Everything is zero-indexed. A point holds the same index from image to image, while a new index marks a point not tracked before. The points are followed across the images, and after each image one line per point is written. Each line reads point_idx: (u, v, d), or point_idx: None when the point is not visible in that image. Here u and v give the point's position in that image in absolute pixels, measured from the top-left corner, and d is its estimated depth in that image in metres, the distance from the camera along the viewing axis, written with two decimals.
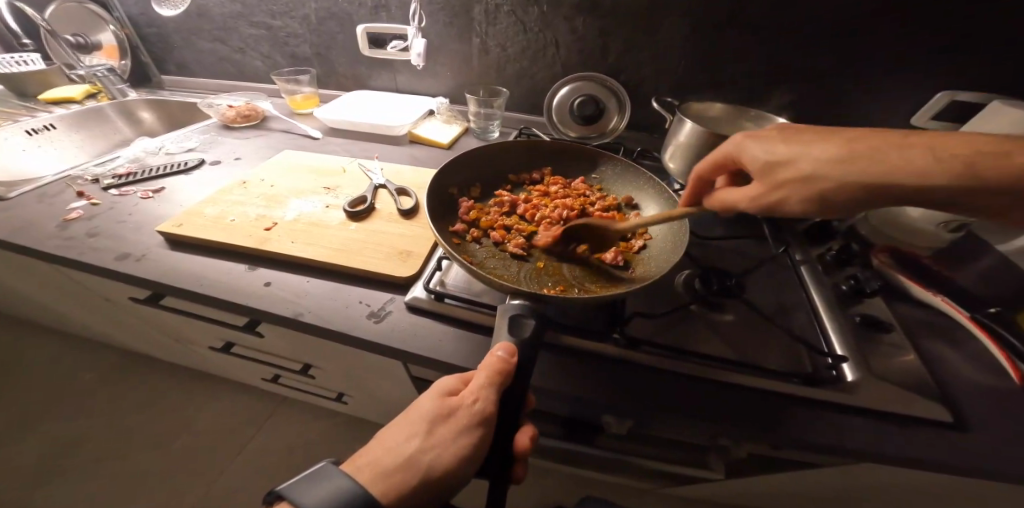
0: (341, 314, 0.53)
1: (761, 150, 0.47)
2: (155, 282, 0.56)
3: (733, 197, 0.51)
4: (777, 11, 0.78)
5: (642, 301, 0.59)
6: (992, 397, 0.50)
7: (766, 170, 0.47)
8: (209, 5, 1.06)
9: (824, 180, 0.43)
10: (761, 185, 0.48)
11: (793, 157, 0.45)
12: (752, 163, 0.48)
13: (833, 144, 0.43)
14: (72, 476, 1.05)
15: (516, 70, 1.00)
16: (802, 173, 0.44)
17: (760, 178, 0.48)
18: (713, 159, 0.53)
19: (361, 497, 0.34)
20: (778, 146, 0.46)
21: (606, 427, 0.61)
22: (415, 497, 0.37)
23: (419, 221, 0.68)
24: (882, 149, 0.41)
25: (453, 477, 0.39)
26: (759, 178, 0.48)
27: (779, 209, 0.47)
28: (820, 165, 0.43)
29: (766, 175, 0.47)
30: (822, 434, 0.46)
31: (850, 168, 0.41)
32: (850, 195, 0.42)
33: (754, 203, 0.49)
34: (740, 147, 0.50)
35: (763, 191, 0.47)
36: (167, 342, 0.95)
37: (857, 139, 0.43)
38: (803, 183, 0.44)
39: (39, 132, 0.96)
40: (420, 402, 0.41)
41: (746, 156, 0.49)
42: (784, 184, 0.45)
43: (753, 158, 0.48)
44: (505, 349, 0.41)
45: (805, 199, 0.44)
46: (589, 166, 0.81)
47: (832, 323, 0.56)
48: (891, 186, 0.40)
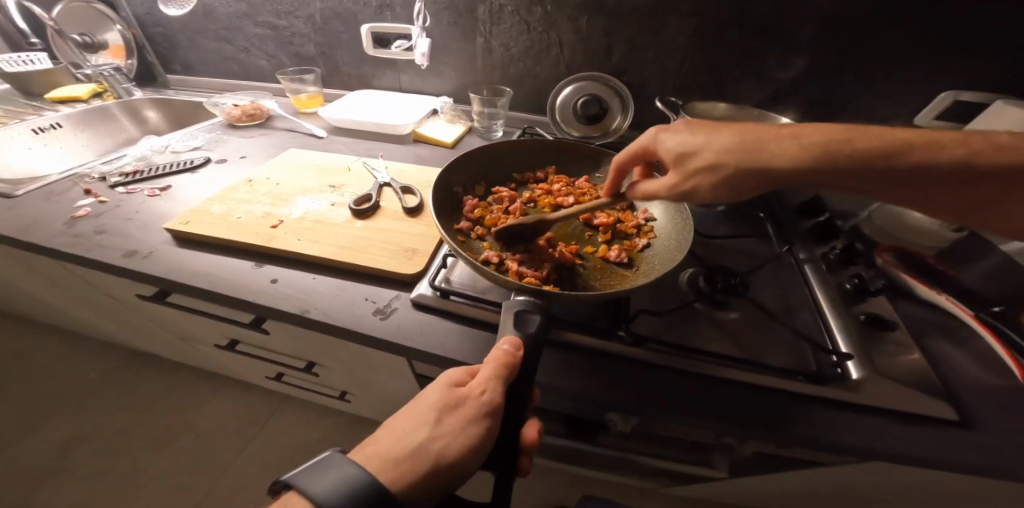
0: (348, 311, 0.53)
1: (673, 141, 0.49)
2: (162, 279, 0.57)
3: (649, 188, 0.52)
4: (781, 11, 0.78)
5: (646, 299, 0.59)
6: (998, 396, 0.50)
7: (679, 160, 0.48)
8: (215, 5, 1.06)
9: (725, 165, 0.45)
10: (673, 174, 0.49)
11: (701, 147, 0.46)
12: (666, 155, 0.50)
13: (731, 134, 0.45)
14: (76, 473, 1.06)
15: (520, 69, 1.00)
16: (707, 162, 0.46)
17: (673, 169, 0.49)
18: (633, 151, 0.56)
19: (372, 484, 0.34)
20: (689, 138, 0.48)
21: (611, 425, 0.61)
22: (423, 485, 0.37)
23: (424, 219, 0.68)
24: (770, 138, 0.43)
25: (461, 467, 0.39)
26: (670, 167, 0.50)
27: (692, 197, 0.48)
28: (722, 153, 0.45)
29: (678, 164, 0.49)
30: (828, 432, 0.46)
31: (745, 155, 0.44)
32: (753, 178, 0.44)
33: (672, 192, 0.49)
34: (655, 140, 0.52)
35: (677, 181, 0.49)
36: (173, 341, 0.96)
37: (755, 130, 0.45)
38: (710, 170, 0.46)
39: (45, 131, 0.98)
40: (428, 392, 0.41)
41: (660, 148, 0.51)
42: (694, 173, 0.47)
43: (668, 149, 0.50)
44: (511, 342, 0.42)
45: (714, 184, 0.46)
46: (593, 165, 0.81)
47: (837, 321, 0.57)
48: (780, 169, 0.42)
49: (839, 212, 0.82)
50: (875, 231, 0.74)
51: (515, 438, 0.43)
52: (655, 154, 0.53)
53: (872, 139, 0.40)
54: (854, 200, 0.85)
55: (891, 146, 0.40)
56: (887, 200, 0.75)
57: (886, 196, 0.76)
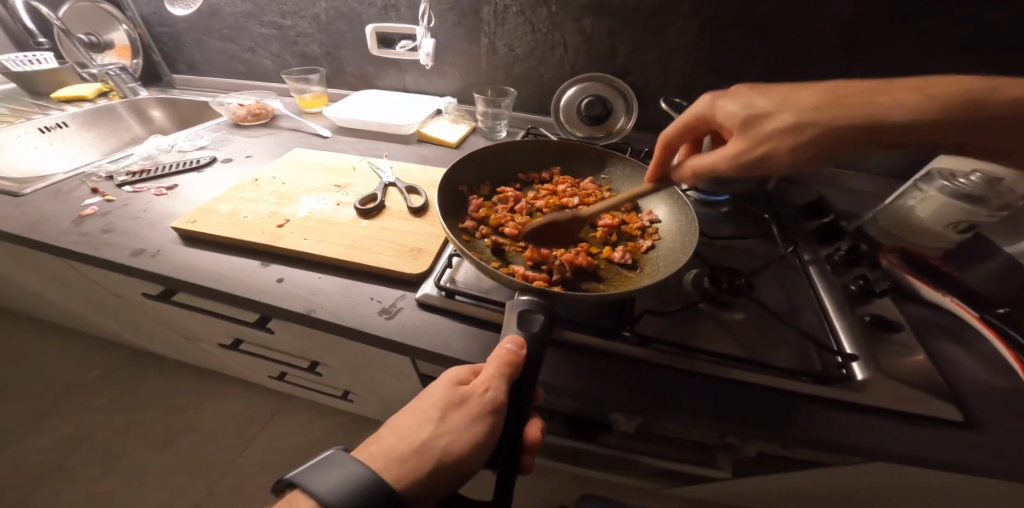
0: (353, 310, 0.54)
1: (734, 106, 0.50)
2: (169, 278, 0.57)
3: (711, 158, 0.52)
4: (786, 12, 0.78)
5: (651, 299, 0.59)
6: (1003, 397, 0.50)
7: (748, 124, 0.48)
8: (220, 5, 1.07)
9: (810, 125, 0.44)
10: (744, 138, 0.49)
11: (775, 109, 0.46)
12: (730, 121, 0.51)
13: (810, 95, 0.45)
14: (80, 471, 1.06)
15: (524, 70, 1.00)
16: (786, 123, 0.45)
17: (739, 136, 0.49)
18: (686, 122, 0.57)
19: (376, 482, 0.34)
20: (756, 102, 0.49)
21: (615, 425, 0.61)
22: (427, 483, 0.38)
23: (429, 219, 0.68)
24: (854, 94, 0.43)
25: (464, 465, 0.39)
26: (738, 134, 0.50)
27: (765, 163, 0.48)
28: (805, 112, 0.44)
29: (747, 128, 0.49)
30: (833, 433, 0.46)
31: (834, 110, 0.43)
32: (833, 139, 0.43)
33: (736, 160, 0.49)
34: (714, 107, 0.53)
35: (743, 148, 0.48)
36: (178, 340, 0.96)
37: (833, 88, 0.45)
38: (793, 131, 0.45)
39: (51, 130, 0.99)
40: (431, 390, 0.42)
41: (720, 113, 0.52)
42: (768, 136, 0.46)
43: (731, 114, 0.50)
44: (514, 341, 0.42)
45: (794, 145, 0.45)
46: (597, 166, 0.81)
47: (841, 322, 0.57)
48: (889, 122, 0.41)
49: (843, 213, 0.81)
50: (880, 232, 0.74)
51: (518, 436, 0.43)
52: (713, 124, 0.55)
53: (954, 88, 0.41)
54: (858, 201, 0.85)
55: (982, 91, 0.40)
56: (891, 201, 0.75)
57: (890, 197, 0.76)
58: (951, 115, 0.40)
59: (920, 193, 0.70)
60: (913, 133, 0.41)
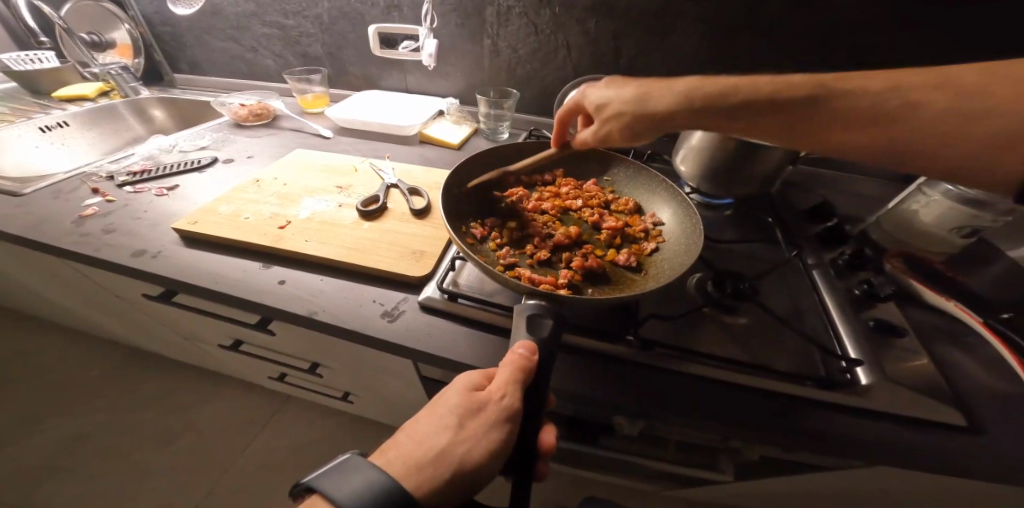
0: (356, 313, 0.53)
1: (595, 95, 0.56)
2: (170, 280, 0.56)
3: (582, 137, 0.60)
4: (790, 15, 0.78)
5: (655, 303, 0.59)
6: (1007, 403, 0.49)
7: (597, 112, 0.56)
8: (223, 5, 1.06)
9: (627, 114, 0.52)
10: (596, 123, 0.57)
11: (610, 100, 0.54)
12: (590, 106, 0.57)
13: (634, 87, 0.52)
14: (77, 471, 1.06)
15: (527, 71, 1.00)
16: (614, 111, 0.53)
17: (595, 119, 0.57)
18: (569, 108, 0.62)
19: (397, 491, 0.34)
20: (605, 92, 0.55)
21: (617, 428, 0.61)
22: (447, 490, 0.38)
23: (431, 221, 0.68)
24: (662, 84, 0.49)
25: (483, 472, 0.39)
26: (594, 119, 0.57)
27: (610, 141, 0.56)
28: (624, 104, 0.52)
29: (597, 116, 0.56)
30: (837, 438, 0.46)
31: (641, 102, 0.50)
32: (644, 124, 0.51)
33: (596, 140, 0.57)
34: (582, 96, 0.59)
35: (596, 128, 0.56)
36: (178, 340, 0.96)
37: (650, 80, 0.51)
38: (617, 119, 0.53)
39: (52, 129, 0.98)
40: (447, 396, 0.41)
41: (586, 101, 0.58)
42: (605, 122, 0.55)
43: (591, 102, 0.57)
44: (526, 346, 0.41)
45: (622, 129, 0.53)
46: (601, 170, 0.81)
47: (846, 326, 0.56)
48: (664, 112, 0.48)
49: (846, 217, 0.81)
50: (884, 237, 0.74)
51: (533, 441, 0.43)
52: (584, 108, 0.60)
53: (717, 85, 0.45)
54: (861, 205, 0.85)
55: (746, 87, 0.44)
56: (896, 205, 0.74)
57: (894, 200, 0.75)
58: (714, 106, 0.45)
59: (923, 197, 0.69)
60: (685, 123, 0.48)
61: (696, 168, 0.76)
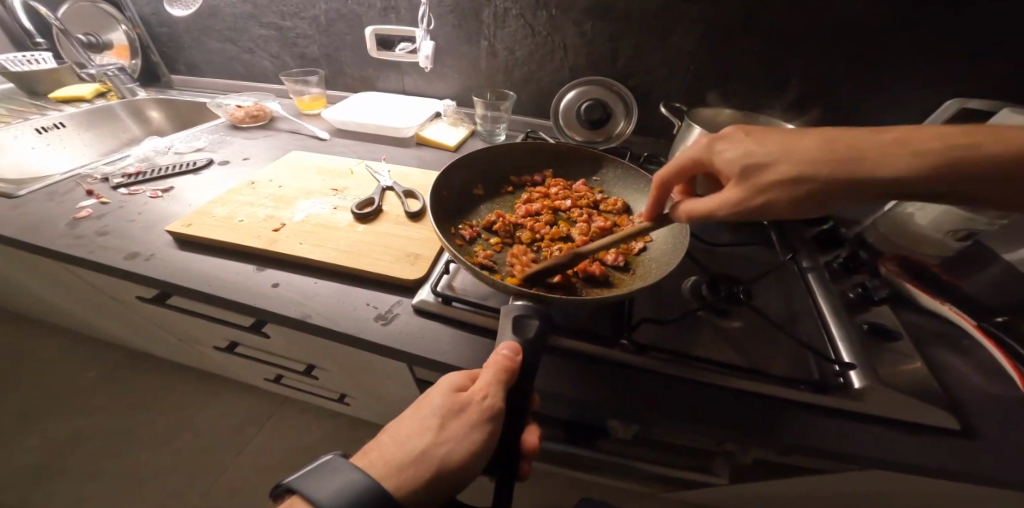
0: (349, 316, 0.53)
1: (734, 153, 0.47)
2: (162, 282, 0.56)
3: (703, 203, 0.48)
4: (787, 18, 0.78)
5: (650, 306, 0.59)
6: (1002, 406, 0.49)
7: (745, 172, 0.46)
8: (220, 6, 1.06)
9: (810, 179, 0.42)
10: (741, 189, 0.46)
11: (775, 159, 0.44)
12: (728, 167, 0.47)
13: (812, 147, 0.43)
14: (73, 473, 1.05)
15: (524, 73, 1.00)
16: (784, 175, 0.43)
17: (738, 182, 0.46)
18: (680, 165, 0.53)
19: (376, 491, 0.34)
20: (754, 149, 0.46)
21: (611, 431, 0.60)
22: (427, 491, 0.38)
23: (426, 224, 0.68)
24: (860, 148, 0.42)
25: (464, 473, 0.39)
26: (733, 183, 0.47)
27: (763, 211, 0.45)
28: (803, 164, 0.43)
29: (743, 179, 0.46)
30: (828, 441, 0.46)
31: (831, 163, 0.42)
32: (842, 189, 0.42)
33: (735, 207, 0.46)
34: (709, 152, 0.50)
35: (744, 196, 0.45)
36: (174, 341, 0.95)
37: (839, 136, 0.43)
38: (789, 185, 0.43)
39: (48, 131, 0.98)
40: (430, 397, 0.41)
41: (719, 159, 0.48)
42: (767, 186, 0.44)
43: (728, 161, 0.47)
44: (510, 347, 0.41)
45: (793, 198, 0.43)
46: (590, 168, 0.81)
47: (840, 331, 0.56)
48: (891, 178, 0.40)
49: (843, 219, 0.81)
50: (879, 239, 0.73)
51: (516, 441, 0.43)
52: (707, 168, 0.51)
53: (955, 143, 0.39)
54: (858, 208, 0.85)
55: (988, 154, 0.39)
56: (890, 208, 0.74)
57: (889, 203, 0.75)
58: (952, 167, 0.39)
59: (919, 201, 0.69)
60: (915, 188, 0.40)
61: None
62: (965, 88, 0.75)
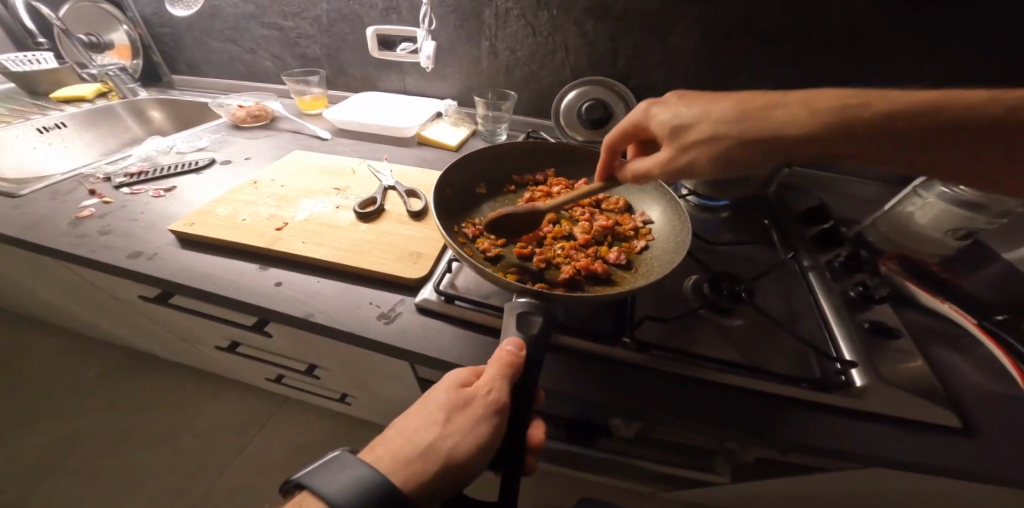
0: (352, 314, 0.53)
1: (666, 115, 0.51)
2: (165, 281, 0.56)
3: (644, 163, 0.53)
4: (788, 17, 0.78)
5: (652, 305, 0.59)
6: (1002, 404, 0.49)
7: (674, 134, 0.50)
8: (221, 6, 1.07)
9: (722, 137, 0.45)
10: (669, 149, 0.50)
11: (695, 120, 0.48)
12: (660, 129, 0.52)
13: (728, 105, 0.46)
14: (74, 472, 1.05)
15: (526, 73, 1.00)
16: (702, 134, 0.47)
17: (669, 142, 0.50)
18: (623, 130, 0.57)
19: (384, 485, 0.34)
20: (682, 110, 0.50)
21: (614, 430, 0.60)
22: (434, 485, 0.38)
23: (428, 223, 0.68)
24: (765, 108, 0.44)
25: (470, 466, 0.39)
26: (667, 144, 0.51)
27: (691, 169, 0.49)
28: (718, 124, 0.46)
29: (673, 137, 0.50)
30: (829, 439, 0.46)
31: (741, 126, 0.44)
32: (752, 149, 0.44)
33: (665, 167, 0.51)
34: (646, 115, 0.54)
35: (671, 154, 0.50)
36: (175, 341, 0.95)
37: (751, 99, 0.45)
38: (707, 142, 0.46)
39: (49, 130, 0.98)
40: (434, 392, 0.41)
41: (655, 123, 0.52)
42: (690, 145, 0.48)
43: (661, 123, 0.51)
44: (514, 343, 0.42)
45: (711, 156, 0.46)
46: (591, 167, 0.81)
47: (842, 329, 0.56)
48: (785, 137, 0.42)
49: (843, 219, 0.81)
50: (879, 238, 0.74)
51: (521, 437, 0.43)
52: (647, 131, 0.55)
53: (848, 104, 0.41)
54: (857, 207, 0.85)
55: (880, 109, 0.39)
56: (890, 208, 0.74)
57: (889, 202, 0.76)
58: (850, 126, 0.40)
59: (919, 200, 0.69)
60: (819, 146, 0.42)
61: None
62: (964, 88, 0.76)
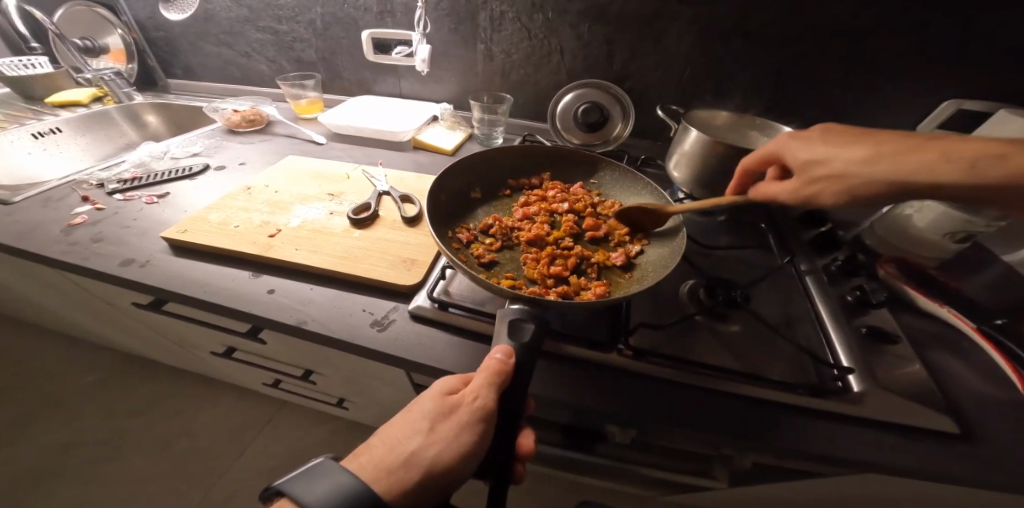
0: (344, 322, 0.53)
1: (800, 150, 0.51)
2: (156, 289, 0.56)
3: (769, 191, 0.54)
4: (784, 19, 0.78)
5: (648, 312, 0.59)
6: (1002, 410, 0.49)
7: (804, 167, 0.50)
8: (216, 10, 1.06)
9: (853, 178, 0.46)
10: (795, 182, 0.51)
11: (829, 156, 0.48)
12: (792, 161, 0.52)
13: (865, 147, 0.47)
14: (69, 478, 1.05)
15: (521, 76, 1.00)
16: (833, 172, 0.47)
17: (796, 175, 0.51)
18: (762, 155, 0.58)
19: (364, 491, 0.34)
20: (818, 146, 0.50)
21: (609, 435, 0.60)
22: (416, 492, 0.38)
23: (422, 229, 0.68)
24: (903, 151, 0.44)
25: (454, 473, 0.39)
26: (795, 175, 0.52)
27: (814, 203, 0.50)
28: (852, 164, 0.46)
29: (803, 172, 0.51)
30: (827, 445, 0.45)
31: (880, 168, 0.45)
32: (884, 189, 0.45)
33: (792, 198, 0.51)
34: (782, 146, 0.54)
35: (799, 187, 0.51)
36: (169, 345, 0.94)
37: (889, 142, 0.46)
38: (837, 181, 0.47)
39: (44, 136, 0.98)
40: (421, 400, 0.41)
41: (787, 153, 0.53)
42: (819, 181, 0.49)
43: (794, 156, 0.52)
44: (503, 350, 0.41)
45: (837, 195, 0.47)
46: (587, 171, 0.81)
47: (839, 335, 0.56)
48: (919, 183, 0.43)
49: (841, 222, 0.81)
50: (878, 241, 0.73)
51: (510, 444, 0.43)
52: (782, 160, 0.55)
53: (980, 153, 0.42)
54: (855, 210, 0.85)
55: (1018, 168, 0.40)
56: (889, 210, 0.74)
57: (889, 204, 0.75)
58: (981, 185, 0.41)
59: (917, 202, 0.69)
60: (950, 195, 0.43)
61: (689, 173, 0.73)
62: (962, 89, 0.75)
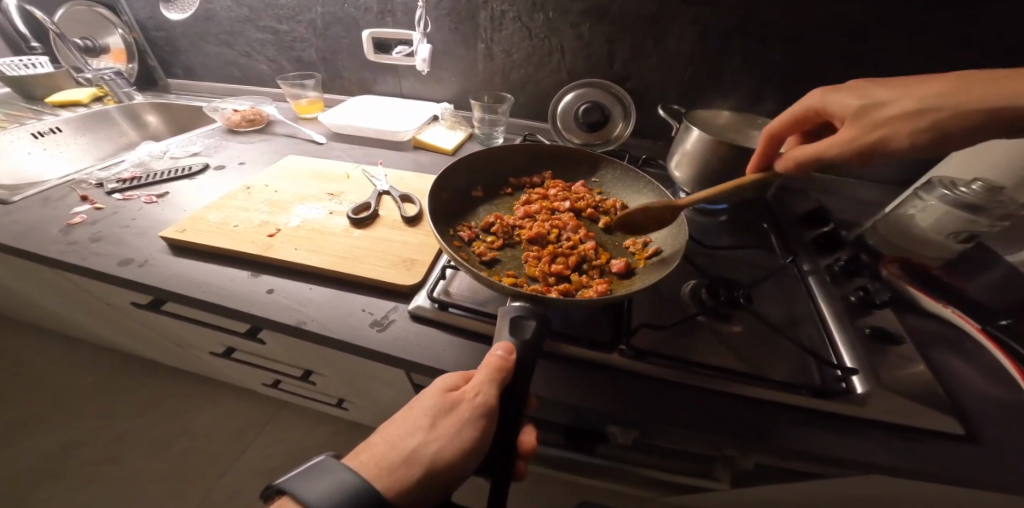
0: (343, 322, 0.53)
1: (852, 98, 0.50)
2: (155, 288, 0.56)
3: (812, 147, 0.51)
4: (786, 18, 0.78)
5: (649, 312, 0.59)
6: (1008, 411, 0.48)
7: (861, 113, 0.49)
8: (216, 9, 1.06)
9: (936, 109, 0.45)
10: (853, 126, 0.49)
11: (894, 98, 0.47)
12: (841, 110, 0.51)
13: (928, 85, 0.46)
14: (69, 478, 1.04)
15: (522, 75, 1.00)
16: (907, 109, 0.46)
17: (851, 122, 0.49)
18: (794, 114, 0.57)
19: (365, 490, 0.34)
20: (874, 92, 0.49)
21: (610, 436, 0.59)
22: (417, 489, 0.37)
23: (422, 229, 0.67)
24: (985, 81, 0.44)
25: (456, 470, 0.39)
26: (848, 121, 0.50)
27: (880, 148, 0.48)
28: (927, 99, 0.46)
29: (857, 118, 0.49)
30: (832, 447, 0.45)
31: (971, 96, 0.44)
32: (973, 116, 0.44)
33: (849, 146, 0.49)
34: (824, 100, 0.53)
35: (858, 133, 0.48)
36: (168, 345, 0.94)
37: (963, 76, 0.46)
38: (912, 118, 0.46)
39: (44, 135, 0.98)
40: (422, 397, 0.41)
41: (834, 105, 0.52)
42: (885, 122, 0.47)
43: (846, 105, 0.51)
44: (503, 347, 0.41)
45: (915, 131, 0.46)
46: (588, 170, 0.80)
47: (843, 335, 0.55)
48: (1011, 107, 0.43)
49: (843, 221, 0.81)
50: (880, 242, 0.72)
51: (511, 443, 0.43)
52: (823, 115, 0.54)
53: None
54: (857, 209, 0.84)
55: None
56: (891, 210, 0.74)
57: (891, 205, 0.75)
58: None
59: (920, 203, 0.68)
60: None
61: (691, 172, 0.73)
62: None
